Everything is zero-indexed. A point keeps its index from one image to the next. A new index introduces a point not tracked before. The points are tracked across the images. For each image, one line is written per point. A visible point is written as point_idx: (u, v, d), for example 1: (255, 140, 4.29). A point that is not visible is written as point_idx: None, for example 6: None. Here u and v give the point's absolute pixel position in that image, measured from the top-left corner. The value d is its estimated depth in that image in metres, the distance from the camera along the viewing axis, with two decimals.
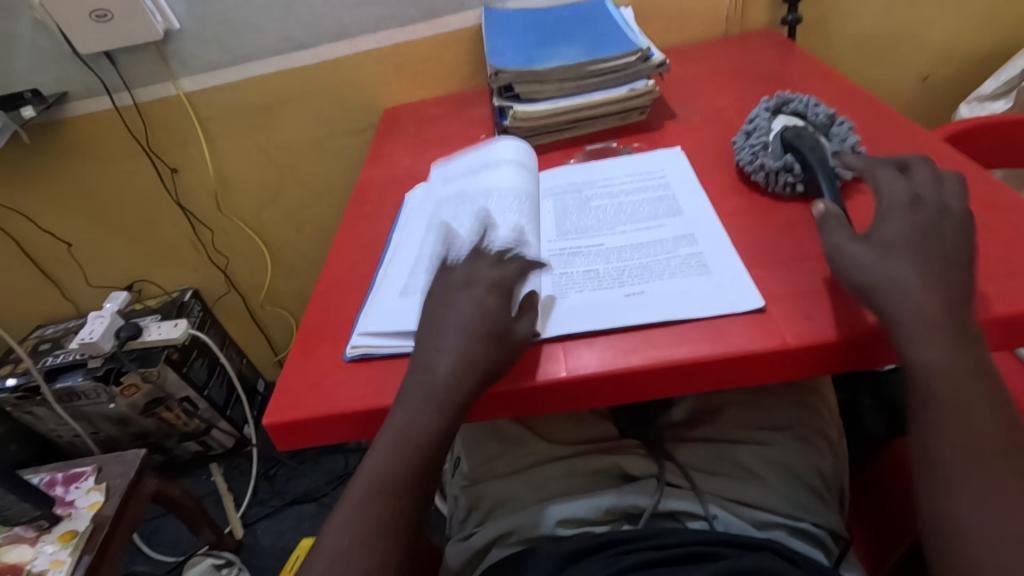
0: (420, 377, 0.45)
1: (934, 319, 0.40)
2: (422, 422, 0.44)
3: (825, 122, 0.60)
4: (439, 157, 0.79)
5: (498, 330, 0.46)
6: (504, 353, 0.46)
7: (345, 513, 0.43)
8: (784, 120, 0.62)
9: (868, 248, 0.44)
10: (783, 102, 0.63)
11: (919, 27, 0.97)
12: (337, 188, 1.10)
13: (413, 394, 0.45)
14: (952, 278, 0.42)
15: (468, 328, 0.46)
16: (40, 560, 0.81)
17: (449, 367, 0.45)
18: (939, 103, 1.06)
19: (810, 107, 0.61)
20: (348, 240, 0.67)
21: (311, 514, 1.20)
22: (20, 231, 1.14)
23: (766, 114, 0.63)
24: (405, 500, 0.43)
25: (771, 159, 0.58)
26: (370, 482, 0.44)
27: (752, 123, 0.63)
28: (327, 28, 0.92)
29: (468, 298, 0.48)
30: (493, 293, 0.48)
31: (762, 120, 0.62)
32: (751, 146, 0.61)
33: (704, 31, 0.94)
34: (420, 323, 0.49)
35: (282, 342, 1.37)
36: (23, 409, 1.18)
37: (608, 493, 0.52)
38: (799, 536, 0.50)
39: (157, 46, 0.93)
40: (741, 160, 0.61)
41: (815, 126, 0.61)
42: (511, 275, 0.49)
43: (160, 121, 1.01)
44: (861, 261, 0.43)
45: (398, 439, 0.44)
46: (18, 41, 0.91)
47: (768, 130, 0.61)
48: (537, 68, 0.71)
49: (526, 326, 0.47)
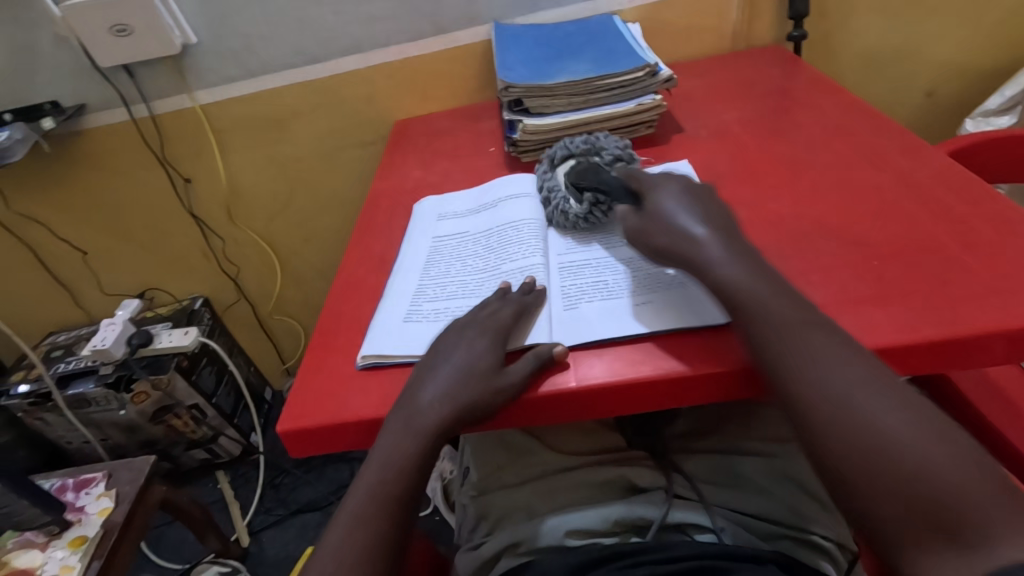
0: (404, 406, 0.46)
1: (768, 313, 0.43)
2: (413, 451, 0.45)
3: (587, 149, 0.65)
4: (449, 169, 0.81)
5: (482, 368, 0.47)
6: (487, 389, 0.46)
7: (352, 520, 0.44)
8: (559, 170, 0.66)
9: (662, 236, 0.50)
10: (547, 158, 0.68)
11: (924, 43, 0.98)
12: (347, 199, 1.12)
13: (395, 425, 0.46)
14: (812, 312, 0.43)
15: (459, 365, 0.48)
16: (51, 565, 0.82)
17: (433, 402, 0.46)
18: (945, 118, 1.07)
19: (568, 144, 0.67)
20: (359, 250, 0.68)
21: (316, 523, 1.20)
22: (35, 239, 1.16)
23: (548, 166, 0.67)
24: (396, 513, 0.44)
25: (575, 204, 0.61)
26: (356, 508, 0.45)
27: (540, 183, 0.67)
28: (340, 42, 0.94)
29: (460, 339, 0.49)
30: (482, 335, 0.49)
31: (549, 174, 0.66)
32: (553, 203, 0.63)
33: (711, 47, 0.95)
34: (424, 355, 0.50)
35: (289, 351, 1.38)
36: (34, 415, 1.20)
37: (615, 504, 0.52)
38: (806, 547, 0.50)
39: (175, 60, 0.95)
40: (553, 222, 0.63)
41: (581, 155, 0.65)
42: (506, 319, 0.50)
43: (175, 133, 1.03)
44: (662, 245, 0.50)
45: (396, 448, 0.45)
46: (39, 55, 0.94)
47: (554, 185, 0.64)
48: (546, 83, 0.72)
49: (514, 369, 0.47)
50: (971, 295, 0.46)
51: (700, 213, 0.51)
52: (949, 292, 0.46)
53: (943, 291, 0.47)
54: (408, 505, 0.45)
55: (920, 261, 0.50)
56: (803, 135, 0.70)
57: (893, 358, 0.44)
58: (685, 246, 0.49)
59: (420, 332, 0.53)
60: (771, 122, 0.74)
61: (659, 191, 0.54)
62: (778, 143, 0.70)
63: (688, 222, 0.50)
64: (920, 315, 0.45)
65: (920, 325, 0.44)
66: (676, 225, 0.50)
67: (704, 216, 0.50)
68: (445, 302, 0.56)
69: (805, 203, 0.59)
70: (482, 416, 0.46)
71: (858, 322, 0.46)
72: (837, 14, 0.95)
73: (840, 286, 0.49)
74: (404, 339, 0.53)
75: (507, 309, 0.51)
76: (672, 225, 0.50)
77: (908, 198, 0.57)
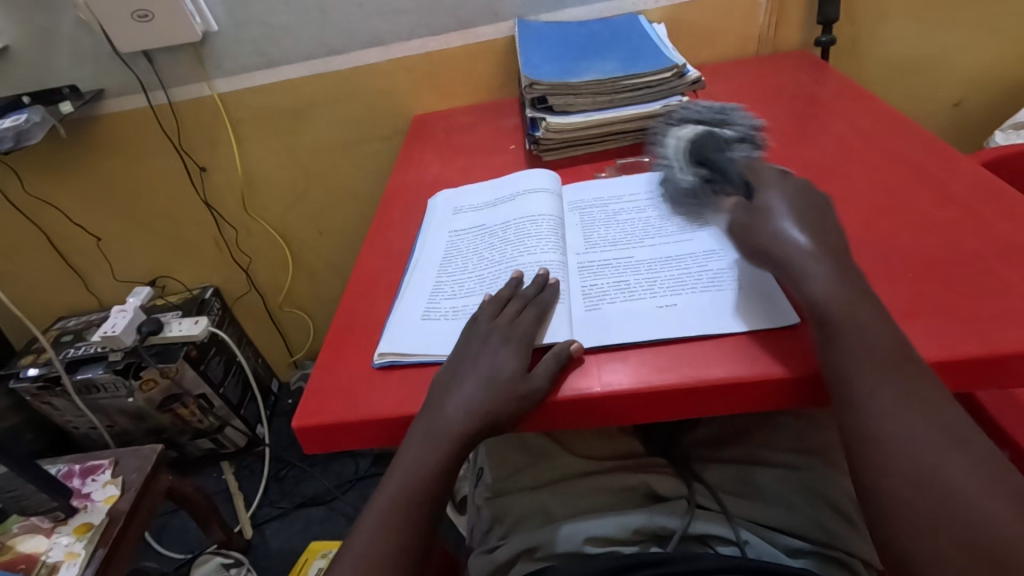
0: (428, 414, 0.45)
1: (813, 252, 0.44)
2: (436, 461, 0.44)
3: (722, 117, 0.62)
4: (469, 165, 0.80)
5: (508, 373, 0.46)
6: (514, 392, 0.45)
7: (370, 530, 0.44)
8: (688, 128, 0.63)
9: (753, 216, 0.48)
10: (682, 112, 0.65)
11: (954, 52, 0.97)
12: (363, 193, 1.11)
13: (418, 433, 0.45)
14: (753, 221, 0.48)
15: (483, 372, 0.46)
16: (56, 551, 0.82)
17: (459, 408, 0.45)
18: (971, 129, 1.05)
19: (700, 110, 0.64)
20: (376, 244, 0.68)
21: (320, 518, 1.20)
22: (49, 223, 1.16)
23: (676, 125, 0.65)
24: (417, 517, 0.44)
25: (683, 175, 0.59)
26: (379, 516, 0.44)
27: (661, 135, 0.65)
28: (361, 35, 0.93)
29: (482, 346, 0.48)
30: (507, 342, 0.48)
31: (669, 136, 0.64)
32: (666, 168, 0.61)
33: (737, 49, 0.94)
34: (449, 358, 0.49)
35: (298, 343, 1.37)
36: (43, 399, 1.20)
37: (637, 512, 0.51)
38: (832, 566, 0.48)
39: (195, 47, 0.95)
40: (661, 182, 0.61)
41: (712, 120, 0.62)
42: (529, 325, 0.49)
43: (192, 120, 1.02)
44: (750, 227, 0.48)
45: (419, 461, 0.44)
46: (59, 37, 0.93)
47: (669, 147, 0.62)
48: (571, 81, 0.71)
49: (541, 374, 0.45)
50: (1010, 312, 0.44)
51: (784, 180, 0.50)
52: (990, 308, 0.45)
53: (983, 305, 0.45)
54: (431, 507, 0.44)
55: (956, 274, 0.48)
56: (832, 141, 0.69)
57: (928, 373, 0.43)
58: (779, 244, 0.46)
59: (438, 331, 0.52)
60: (799, 127, 0.73)
61: (762, 185, 0.50)
62: (808, 149, 0.68)
63: (789, 229, 0.46)
64: (962, 331, 0.44)
65: (964, 341, 0.43)
66: (766, 217, 0.48)
67: (806, 218, 0.47)
68: (463, 300, 0.55)
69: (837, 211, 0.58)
70: (506, 424, 0.45)
71: None
72: (866, 22, 0.93)
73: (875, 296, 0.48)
74: (422, 338, 0.52)
75: (534, 318, 0.49)
76: (768, 222, 0.47)
77: (944, 209, 0.55)
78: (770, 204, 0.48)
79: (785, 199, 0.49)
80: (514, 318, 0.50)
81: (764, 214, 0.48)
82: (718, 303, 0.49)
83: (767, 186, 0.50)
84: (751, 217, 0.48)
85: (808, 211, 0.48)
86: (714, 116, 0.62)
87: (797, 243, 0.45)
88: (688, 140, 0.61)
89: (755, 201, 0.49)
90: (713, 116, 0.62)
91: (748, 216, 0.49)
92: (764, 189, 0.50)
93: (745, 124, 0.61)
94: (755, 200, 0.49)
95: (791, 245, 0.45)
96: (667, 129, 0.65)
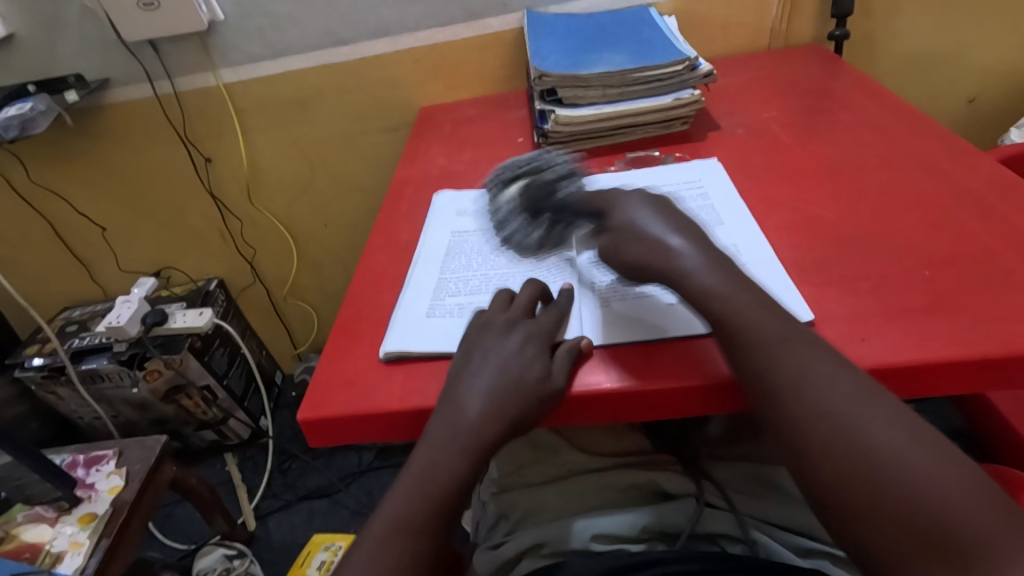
0: (447, 414, 0.44)
1: (695, 253, 0.45)
2: (456, 463, 0.43)
3: (532, 166, 0.65)
4: (476, 158, 0.79)
5: (531, 372, 0.45)
6: (538, 394, 0.44)
7: (382, 534, 0.42)
8: (506, 189, 0.65)
9: (615, 237, 0.49)
10: (499, 175, 0.67)
11: (968, 48, 0.95)
12: (368, 185, 1.10)
13: (438, 436, 0.44)
14: (623, 235, 0.48)
15: (503, 372, 0.45)
16: (60, 541, 0.82)
17: (479, 408, 0.44)
18: (985, 125, 1.04)
19: (512, 165, 0.67)
20: (381, 237, 0.67)
21: (323, 510, 1.20)
22: (54, 213, 1.15)
23: (497, 187, 0.66)
24: (432, 521, 0.42)
25: (523, 229, 0.60)
26: (391, 519, 0.42)
27: (489, 202, 0.66)
28: (369, 26, 0.92)
29: (499, 343, 0.47)
30: (528, 340, 0.47)
31: (496, 200, 0.65)
32: (504, 230, 0.61)
33: (748, 43, 0.93)
34: (458, 354, 0.47)
35: (302, 336, 1.37)
36: (48, 388, 1.20)
37: (644, 511, 0.51)
38: (843, 566, 0.46)
39: (201, 37, 0.94)
40: (501, 244, 0.61)
41: (528, 171, 0.65)
42: (548, 324, 0.48)
43: (198, 110, 1.02)
44: (617, 242, 0.48)
45: (435, 463, 0.43)
46: (64, 25, 0.93)
47: (498, 207, 0.64)
48: (581, 73, 0.69)
49: (560, 373, 0.45)
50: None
51: (632, 194, 0.51)
52: (1009, 307, 0.44)
53: (1002, 304, 0.44)
54: (448, 513, 0.43)
55: (974, 272, 0.47)
56: (846, 136, 0.67)
57: (945, 373, 0.42)
58: (655, 253, 0.46)
59: (446, 327, 0.52)
60: (812, 122, 0.72)
61: (621, 199, 0.51)
62: (821, 144, 0.67)
63: (662, 233, 0.47)
64: (980, 330, 0.43)
65: (982, 341, 0.42)
66: (629, 230, 0.48)
67: (674, 223, 0.48)
68: (469, 296, 0.55)
69: (851, 207, 0.57)
70: (524, 426, 0.44)
71: (913, 333, 0.44)
72: (880, 16, 0.92)
73: (890, 294, 0.47)
74: (428, 334, 0.51)
75: (552, 317, 0.49)
76: (636, 235, 0.47)
77: (961, 206, 0.54)
78: (630, 223, 0.48)
79: (648, 212, 0.49)
80: (532, 317, 0.49)
81: (626, 233, 0.48)
82: None
83: (625, 206, 0.50)
84: (615, 237, 0.49)
85: (671, 214, 0.49)
86: (523, 167, 0.65)
87: (670, 244, 0.46)
88: (513, 201, 0.62)
89: (617, 221, 0.49)
90: (524, 170, 0.65)
91: (611, 235, 0.49)
92: (622, 207, 0.50)
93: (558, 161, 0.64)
94: (615, 221, 0.49)
95: (666, 250, 0.46)
96: (494, 195, 0.66)
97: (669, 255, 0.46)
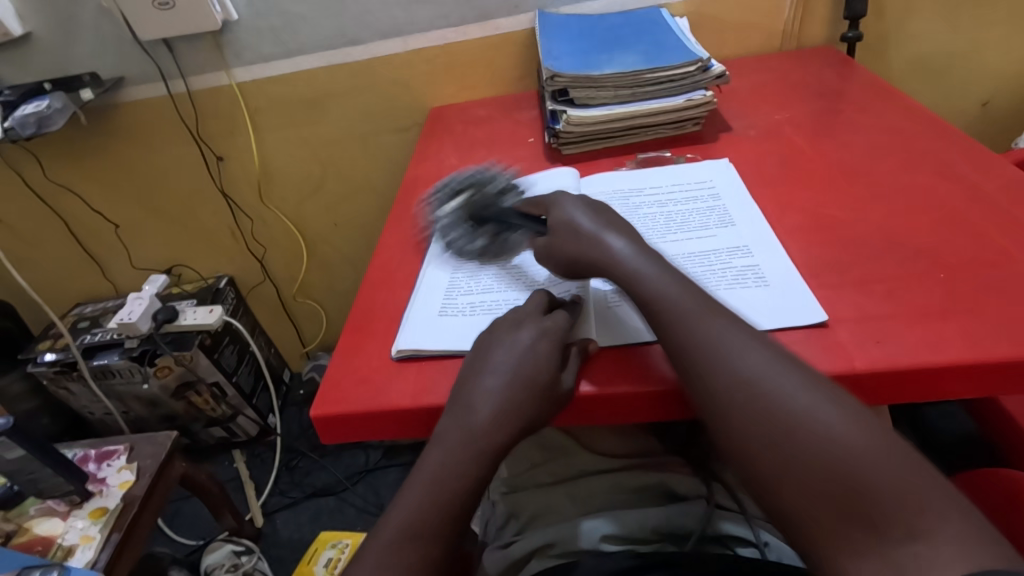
0: (458, 417, 0.44)
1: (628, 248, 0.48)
2: (468, 465, 0.42)
3: (477, 182, 0.66)
4: (487, 158, 0.79)
5: (542, 373, 0.44)
6: (549, 395, 0.44)
7: (392, 535, 0.41)
8: (448, 203, 0.65)
9: (551, 236, 0.51)
10: (443, 189, 0.68)
11: (982, 51, 0.94)
12: (378, 184, 1.11)
13: (450, 439, 0.43)
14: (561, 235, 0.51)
15: (514, 373, 0.44)
16: (71, 535, 0.83)
17: (490, 410, 0.43)
18: (1000, 127, 1.03)
19: (458, 179, 0.68)
20: (393, 236, 0.67)
21: (330, 508, 1.20)
22: (67, 210, 1.17)
23: (442, 199, 0.66)
24: (443, 524, 0.41)
25: (468, 239, 0.60)
26: (402, 523, 0.41)
27: (433, 212, 0.66)
28: (381, 26, 0.92)
29: (508, 343, 0.46)
30: (541, 338, 0.46)
31: (440, 209, 0.65)
32: (452, 239, 0.61)
33: (761, 44, 0.92)
34: (470, 354, 0.47)
35: (310, 335, 1.38)
36: (60, 383, 1.21)
37: (655, 511, 0.51)
38: None
39: (214, 36, 0.95)
40: (449, 252, 0.61)
41: (471, 187, 0.66)
42: (560, 324, 0.47)
43: (210, 109, 1.02)
44: (559, 238, 0.51)
45: (444, 466, 0.42)
46: (80, 25, 0.93)
47: (443, 216, 0.64)
48: (593, 73, 0.69)
49: (571, 376, 0.45)
50: None
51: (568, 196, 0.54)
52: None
53: (1019, 309, 0.44)
54: (462, 515, 0.42)
55: (991, 275, 0.47)
56: (859, 138, 0.67)
57: (961, 377, 0.42)
58: (592, 246, 0.49)
59: (458, 326, 0.52)
60: (825, 124, 0.71)
61: (558, 201, 0.54)
62: (834, 146, 0.67)
63: (597, 231, 0.49)
64: (997, 333, 0.42)
65: (1000, 345, 0.41)
66: (564, 228, 0.51)
67: (607, 222, 0.50)
68: (481, 295, 0.55)
69: (865, 210, 0.56)
70: (536, 425, 0.44)
71: (928, 336, 0.43)
72: (894, 18, 0.91)
73: (904, 297, 0.47)
74: (440, 332, 0.52)
75: (564, 315, 0.48)
76: (573, 233, 0.50)
77: (976, 208, 0.54)
78: (565, 221, 0.51)
79: (585, 214, 0.51)
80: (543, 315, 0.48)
81: (565, 230, 0.51)
82: (746, 302, 0.48)
83: (560, 207, 0.53)
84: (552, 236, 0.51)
85: (605, 216, 0.51)
86: (467, 182, 0.67)
87: (604, 239, 0.49)
88: (457, 211, 0.63)
89: (554, 220, 0.52)
90: (468, 185, 0.66)
91: (549, 236, 0.52)
92: (558, 207, 0.53)
93: (500, 178, 0.66)
94: (552, 220, 0.52)
95: (602, 246, 0.48)
96: (436, 205, 0.67)
97: (601, 250, 0.48)
